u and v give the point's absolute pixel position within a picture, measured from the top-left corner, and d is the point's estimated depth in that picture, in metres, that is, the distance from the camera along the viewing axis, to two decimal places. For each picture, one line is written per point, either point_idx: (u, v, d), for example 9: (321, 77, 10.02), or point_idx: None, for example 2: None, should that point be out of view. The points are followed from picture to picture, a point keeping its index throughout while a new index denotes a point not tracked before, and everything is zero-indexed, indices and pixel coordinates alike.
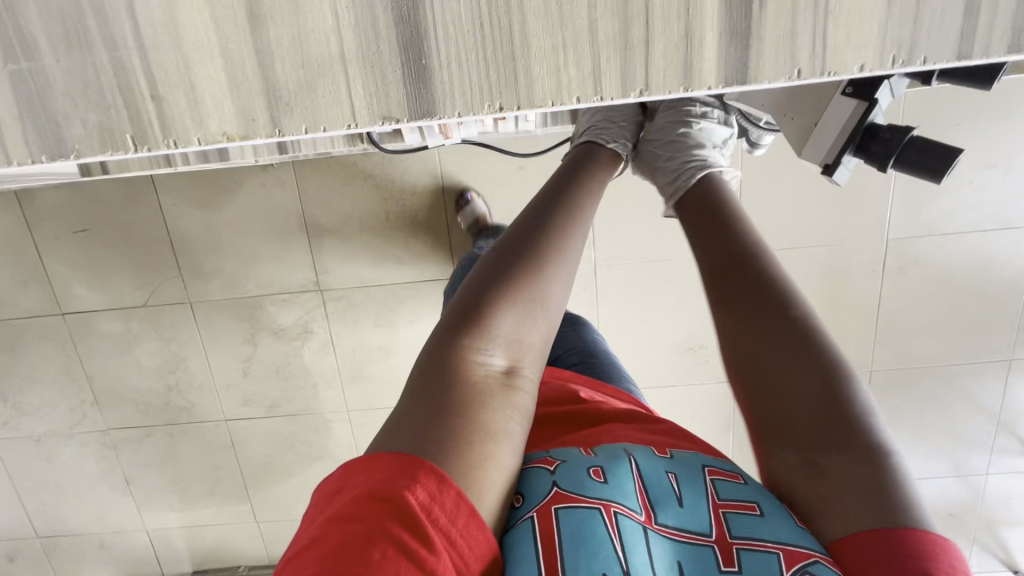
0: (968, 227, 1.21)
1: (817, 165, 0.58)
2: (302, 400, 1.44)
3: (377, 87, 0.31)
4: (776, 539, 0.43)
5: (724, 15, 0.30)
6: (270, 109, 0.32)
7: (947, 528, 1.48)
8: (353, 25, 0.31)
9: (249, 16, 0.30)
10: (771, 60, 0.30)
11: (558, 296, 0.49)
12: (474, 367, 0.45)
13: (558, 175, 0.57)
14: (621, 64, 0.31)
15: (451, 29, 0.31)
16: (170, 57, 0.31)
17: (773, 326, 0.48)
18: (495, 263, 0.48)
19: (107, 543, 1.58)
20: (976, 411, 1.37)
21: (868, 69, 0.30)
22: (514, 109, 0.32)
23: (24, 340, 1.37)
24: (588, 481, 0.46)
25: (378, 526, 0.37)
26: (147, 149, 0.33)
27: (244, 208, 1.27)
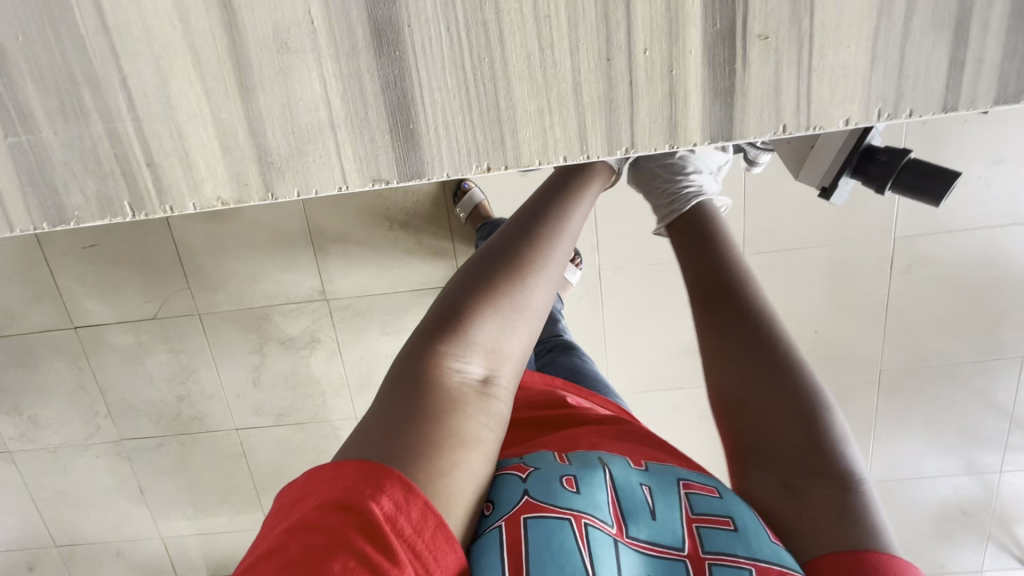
0: (979, 223, 1.19)
1: (815, 188, 0.60)
2: (311, 408, 1.45)
3: (366, 150, 0.37)
4: (749, 555, 0.44)
5: (707, 78, 0.35)
6: (261, 172, 0.38)
7: (959, 526, 1.47)
8: (341, 93, 0.36)
9: (240, 88, 0.36)
10: (756, 116, 0.35)
11: (540, 305, 0.48)
12: (448, 374, 0.44)
13: (547, 186, 0.57)
14: (605, 126, 0.36)
15: (438, 94, 0.36)
16: (163, 126, 0.36)
17: (758, 354, 0.52)
18: (475, 272, 0.48)
19: (124, 551, 1.61)
20: (989, 409, 1.35)
21: (854, 121, 0.35)
22: (502, 168, 0.38)
23: (38, 354, 1.40)
24: (560, 491, 0.46)
25: (340, 537, 0.37)
26: (143, 214, 0.38)
27: (249, 220, 1.28)
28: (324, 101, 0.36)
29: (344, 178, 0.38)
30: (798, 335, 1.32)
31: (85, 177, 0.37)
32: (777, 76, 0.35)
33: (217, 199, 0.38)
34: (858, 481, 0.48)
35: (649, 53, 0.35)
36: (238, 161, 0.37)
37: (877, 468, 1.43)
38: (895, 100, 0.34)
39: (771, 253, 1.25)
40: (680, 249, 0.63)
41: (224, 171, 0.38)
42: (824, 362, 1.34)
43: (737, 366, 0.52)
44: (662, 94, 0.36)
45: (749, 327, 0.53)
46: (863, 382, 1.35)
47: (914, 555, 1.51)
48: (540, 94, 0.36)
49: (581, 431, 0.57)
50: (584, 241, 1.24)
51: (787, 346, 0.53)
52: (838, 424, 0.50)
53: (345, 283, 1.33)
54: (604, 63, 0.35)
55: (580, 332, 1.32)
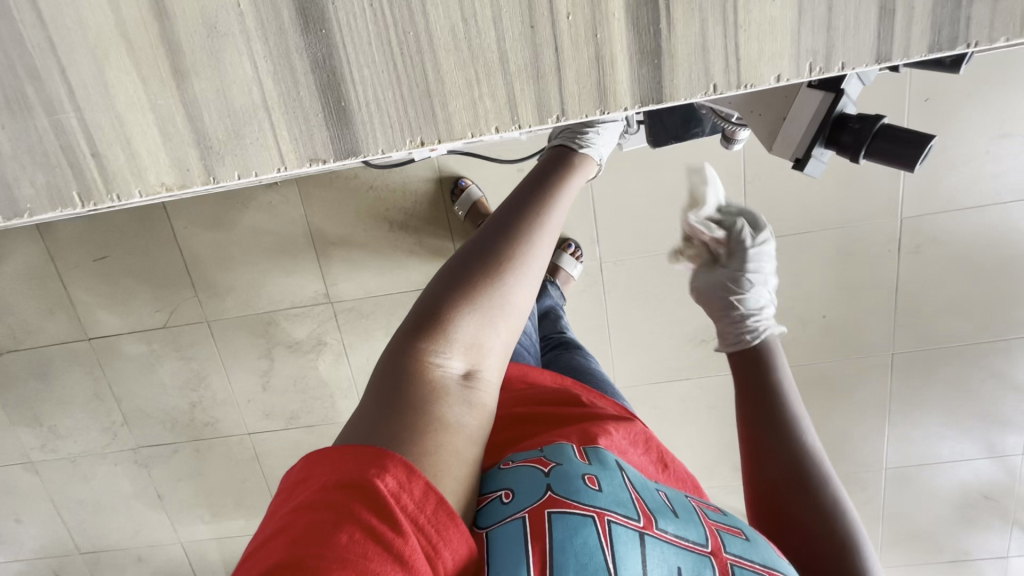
0: (988, 199, 1.16)
1: (788, 159, 0.59)
2: (321, 410, 1.47)
3: (302, 130, 0.38)
4: (763, 561, 0.46)
5: (633, 39, 0.35)
6: (202, 158, 0.38)
7: (980, 512, 1.44)
8: (272, 73, 0.36)
9: (174, 73, 0.36)
10: (685, 77, 0.36)
11: (522, 300, 0.49)
12: (431, 369, 0.44)
13: (525, 183, 0.57)
14: (535, 92, 0.37)
15: (367, 70, 0.37)
16: (104, 116, 0.37)
17: (792, 466, 0.54)
18: (456, 270, 0.48)
19: (145, 557, 1.64)
20: (1008, 390, 1.32)
21: (785, 78, 0.35)
22: (436, 142, 0.38)
23: (54, 366, 1.43)
24: (584, 488, 0.46)
25: (347, 512, 0.36)
26: (93, 203, 0.39)
27: (252, 226, 1.30)
28: (257, 83, 0.37)
29: (283, 160, 0.39)
30: (806, 321, 1.30)
31: (34, 169, 0.38)
32: (704, 33, 0.35)
33: (160, 186, 0.39)
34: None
35: (573, 16, 0.35)
36: (178, 148, 0.38)
37: (892, 454, 1.41)
38: (824, 54, 0.34)
39: (774, 238, 1.23)
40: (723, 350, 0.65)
41: (166, 158, 0.38)
42: (834, 346, 1.32)
43: (763, 457, 0.55)
44: (589, 58, 0.36)
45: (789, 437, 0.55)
46: (876, 366, 1.33)
47: (934, 542, 1.48)
48: (467, 66, 0.36)
49: (598, 422, 0.57)
50: (583, 233, 1.25)
51: (808, 442, 0.55)
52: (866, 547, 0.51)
53: (348, 285, 1.35)
54: (528, 31, 0.36)
55: (584, 325, 1.32)
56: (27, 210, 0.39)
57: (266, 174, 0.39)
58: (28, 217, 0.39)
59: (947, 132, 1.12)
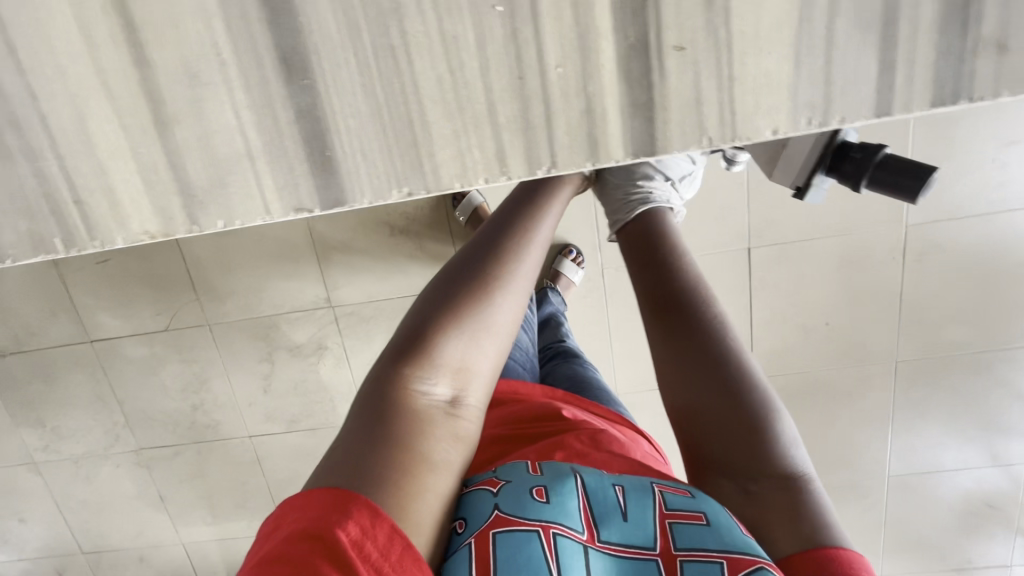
0: (995, 207, 1.15)
1: (788, 188, 0.57)
2: (321, 414, 1.47)
3: (287, 180, 0.37)
4: (720, 547, 0.43)
5: (624, 91, 0.34)
6: (185, 207, 0.37)
7: (984, 520, 1.42)
8: (255, 123, 0.36)
9: (155, 123, 0.35)
10: (677, 134, 0.35)
11: (507, 321, 0.48)
12: (414, 398, 0.44)
13: (510, 200, 0.56)
14: (524, 145, 0.36)
15: (353, 120, 0.36)
16: (86, 163, 0.37)
17: (717, 366, 0.51)
18: (438, 293, 0.48)
19: (147, 557, 1.65)
20: (1012, 398, 1.31)
21: (781, 132, 0.34)
22: (423, 192, 0.37)
23: (56, 368, 1.44)
24: (530, 503, 0.45)
25: (309, 565, 0.36)
26: (76, 249, 0.39)
27: (253, 230, 1.30)
28: (240, 132, 0.36)
29: (269, 209, 0.38)
30: (809, 328, 1.29)
31: (17, 217, 0.38)
32: (696, 82, 0.34)
33: (145, 233, 0.38)
34: (805, 479, 0.48)
35: (563, 69, 0.34)
36: (161, 196, 0.37)
37: (896, 461, 1.39)
38: (822, 109, 0.33)
39: (778, 245, 1.22)
40: (631, 261, 0.62)
41: (149, 206, 0.38)
42: (838, 353, 1.31)
43: (685, 369, 0.52)
44: (579, 110, 0.35)
45: (703, 345, 0.52)
46: (880, 374, 1.32)
47: (938, 550, 1.47)
48: (454, 117, 0.35)
49: (565, 437, 0.55)
50: (584, 239, 1.24)
51: (729, 341, 0.53)
52: (786, 425, 0.50)
53: (349, 290, 1.34)
54: (516, 82, 0.35)
55: (585, 331, 1.31)
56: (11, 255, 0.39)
57: (250, 222, 0.38)
58: (13, 262, 0.39)
59: (955, 140, 1.10)
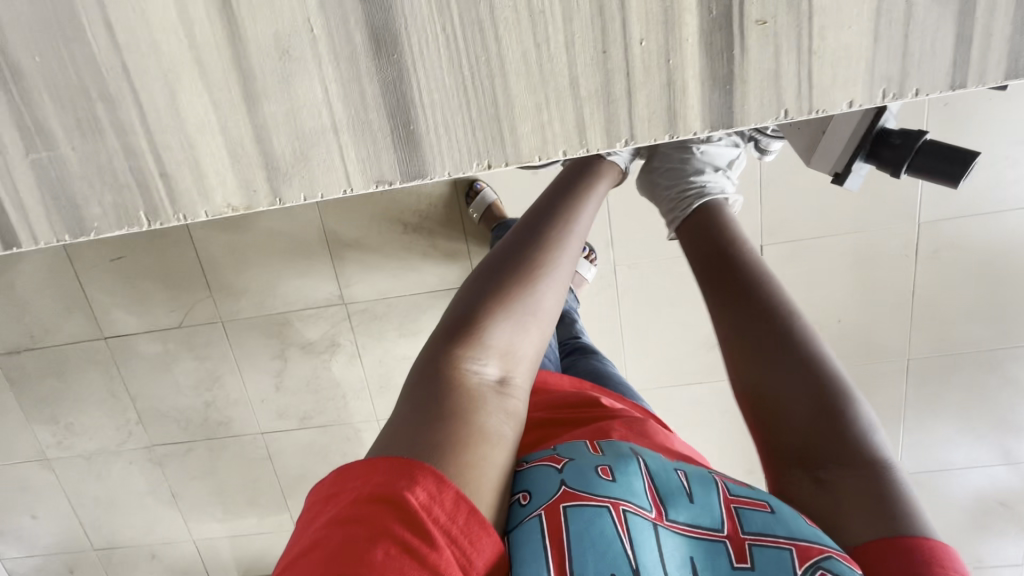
0: (1009, 204, 1.15)
1: (827, 174, 0.58)
2: (333, 411, 1.48)
3: (369, 151, 0.38)
4: (788, 534, 0.43)
5: (705, 63, 0.35)
6: (269, 179, 0.38)
7: (993, 519, 1.43)
8: (342, 97, 0.37)
9: (244, 98, 0.37)
10: (756, 103, 0.35)
11: (551, 306, 0.48)
12: (466, 376, 0.44)
13: (552, 189, 0.57)
14: (604, 119, 0.36)
15: (437, 94, 0.36)
16: (174, 138, 0.37)
17: (788, 353, 0.51)
18: (487, 276, 0.48)
19: (159, 554, 1.65)
20: (1022, 396, 1.31)
21: (858, 103, 0.35)
22: (503, 164, 0.38)
23: (70, 364, 1.44)
24: (597, 480, 0.46)
25: (380, 528, 0.36)
26: (160, 223, 0.39)
27: (267, 228, 1.31)
28: (326, 107, 0.37)
29: (349, 181, 0.38)
30: (820, 325, 1.29)
31: (104, 190, 0.38)
32: (776, 59, 0.35)
33: (228, 206, 0.39)
34: (887, 465, 0.48)
35: (645, 43, 0.35)
36: (246, 169, 0.38)
37: (905, 460, 1.39)
38: (898, 81, 0.34)
39: (791, 242, 1.22)
40: (689, 250, 0.63)
41: (234, 180, 0.38)
42: (849, 351, 1.31)
43: (756, 356, 0.52)
44: (659, 85, 0.36)
45: (774, 331, 0.53)
46: (891, 372, 1.32)
47: None
48: (537, 90, 0.36)
49: (610, 423, 0.56)
50: (598, 237, 1.24)
51: (801, 329, 0.53)
52: (864, 410, 0.50)
53: (362, 287, 1.35)
54: (601, 56, 0.35)
55: (598, 328, 1.31)
56: (94, 227, 0.39)
57: (333, 194, 0.38)
58: (94, 234, 0.39)
59: (968, 138, 1.10)
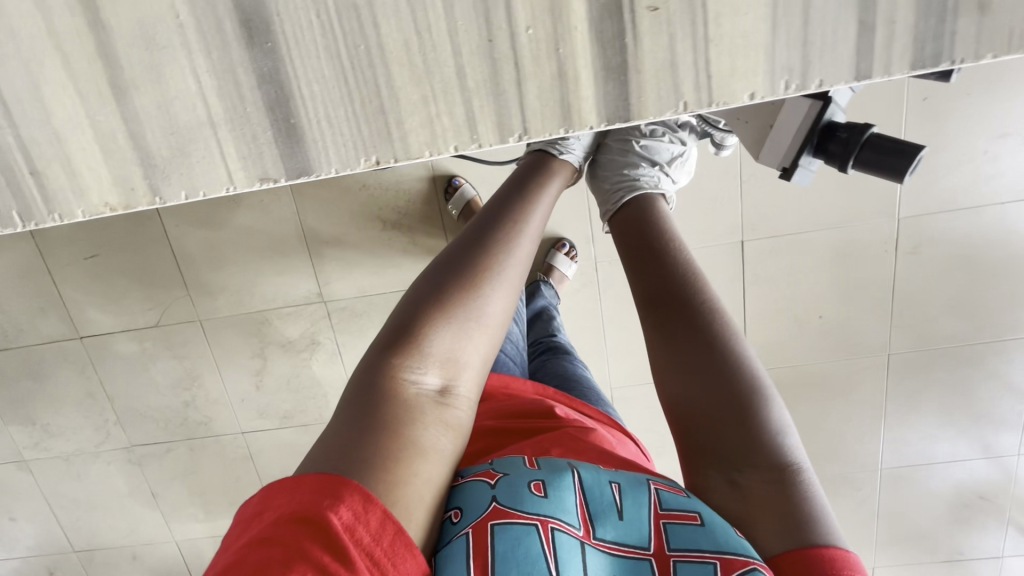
0: (987, 199, 1.15)
1: (775, 168, 0.57)
2: (314, 410, 1.46)
3: (251, 149, 0.38)
4: (714, 548, 0.42)
5: (597, 53, 0.35)
6: (146, 176, 0.39)
7: (977, 512, 1.43)
8: (217, 88, 0.37)
9: (114, 90, 0.36)
10: (653, 95, 0.36)
11: (498, 312, 0.47)
12: (405, 387, 0.43)
13: (506, 189, 0.56)
14: (494, 110, 0.37)
15: (317, 86, 0.36)
16: (42, 134, 0.37)
17: (712, 357, 0.50)
18: (431, 282, 0.47)
19: (141, 555, 1.64)
20: (1005, 391, 1.31)
21: (760, 96, 0.35)
22: (392, 160, 0.38)
23: (46, 365, 1.42)
24: (528, 496, 0.45)
25: (297, 549, 0.35)
26: (34, 223, 0.40)
27: (245, 226, 1.29)
28: (201, 100, 0.37)
29: (231, 177, 0.39)
30: (803, 321, 1.29)
31: None
32: (671, 47, 0.35)
33: (104, 205, 0.40)
34: (796, 469, 0.48)
35: (533, 31, 0.35)
36: (121, 166, 0.38)
37: (889, 454, 1.40)
38: (799, 71, 0.34)
39: (772, 238, 1.22)
40: (623, 247, 0.61)
41: (108, 176, 0.39)
42: (831, 347, 1.31)
43: (678, 358, 0.51)
44: (550, 75, 0.36)
45: (698, 334, 0.52)
46: (873, 367, 1.32)
47: (932, 543, 1.48)
48: (422, 82, 0.36)
49: (555, 435, 0.55)
50: (577, 232, 1.24)
51: (725, 332, 0.52)
52: (779, 413, 0.50)
53: (341, 284, 1.33)
54: (486, 45, 0.35)
55: (580, 325, 1.31)
56: None
57: (214, 193, 0.39)
58: None
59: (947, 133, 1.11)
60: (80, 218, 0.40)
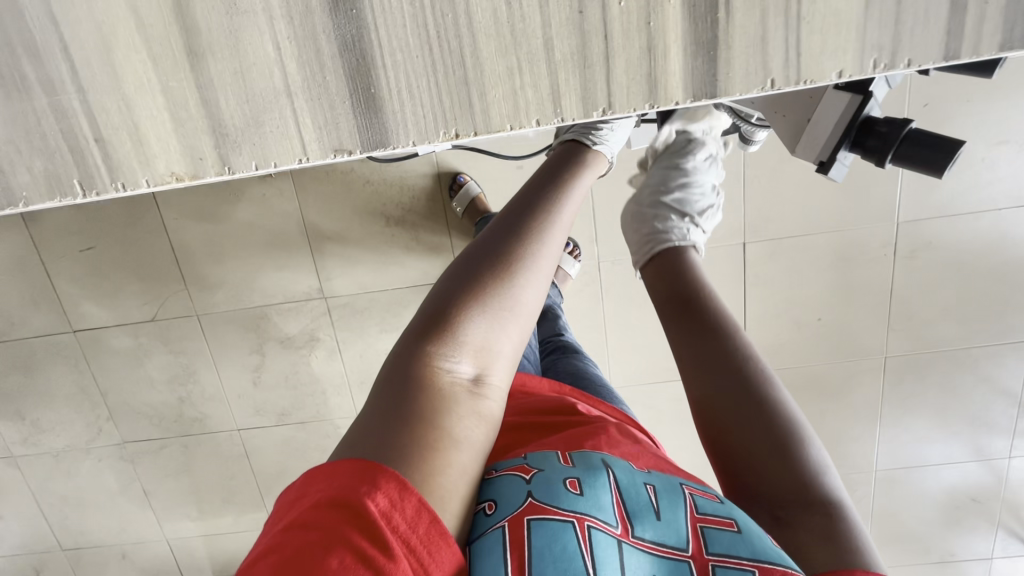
0: (983, 206, 1.17)
1: (812, 163, 0.58)
2: (312, 408, 1.45)
3: (327, 119, 0.37)
4: (752, 555, 0.42)
5: (689, 27, 0.35)
6: (217, 146, 0.37)
7: (968, 514, 1.45)
8: (296, 56, 0.36)
9: (188, 54, 0.35)
10: (742, 70, 0.35)
11: (530, 301, 0.47)
12: (438, 374, 0.43)
13: (536, 179, 0.56)
14: (580, 84, 0.36)
15: (400, 55, 0.36)
16: (110, 99, 0.36)
17: (745, 389, 0.52)
18: (462, 272, 0.47)
19: (130, 554, 1.61)
20: (997, 395, 1.33)
21: (848, 73, 0.35)
22: (471, 133, 0.37)
23: (37, 359, 1.39)
24: (564, 493, 0.45)
25: (336, 534, 0.36)
26: (96, 193, 0.38)
27: (245, 220, 1.27)
28: (279, 67, 0.36)
29: (305, 150, 0.38)
30: (801, 324, 1.30)
31: (32, 156, 0.37)
32: (764, 23, 0.34)
33: (171, 175, 0.38)
34: (837, 505, 0.48)
35: (625, 3, 0.35)
36: (191, 134, 0.37)
37: (882, 454, 1.41)
38: (891, 50, 0.34)
39: (774, 240, 1.23)
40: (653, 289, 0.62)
41: (178, 145, 0.37)
42: (829, 349, 1.32)
43: (712, 390, 0.53)
44: (639, 49, 0.35)
45: (730, 367, 0.53)
46: (870, 369, 1.34)
47: (921, 544, 1.50)
48: (509, 53, 0.36)
49: (586, 430, 0.55)
50: (582, 232, 1.23)
51: (757, 366, 0.54)
52: (815, 449, 0.51)
53: (343, 280, 1.32)
54: (577, 17, 0.35)
55: (582, 324, 1.31)
56: (24, 198, 0.38)
57: (286, 164, 0.38)
58: (24, 205, 0.38)
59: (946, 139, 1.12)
60: (143, 188, 0.39)
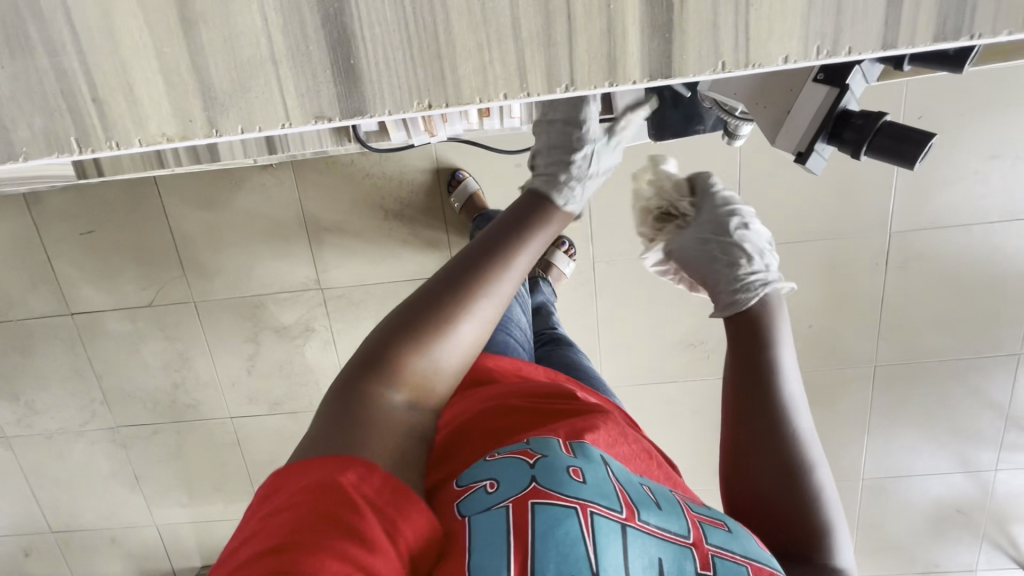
0: (974, 218, 1.18)
1: (790, 153, 0.59)
2: (305, 398, 1.46)
3: (309, 87, 0.38)
4: (744, 553, 0.47)
5: (646, 10, 0.36)
6: (206, 109, 0.39)
7: (953, 525, 1.46)
8: (281, 25, 0.37)
9: (181, 20, 0.37)
10: (694, 54, 0.37)
11: (472, 337, 0.51)
12: (381, 403, 0.46)
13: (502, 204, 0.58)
14: (545, 62, 0.38)
15: (378, 28, 0.37)
16: (107, 60, 0.37)
17: (780, 457, 0.54)
18: (411, 310, 0.49)
19: (119, 538, 1.61)
20: (985, 407, 1.34)
21: (793, 59, 0.36)
22: (444, 105, 0.39)
23: (34, 341, 1.40)
24: (567, 480, 0.46)
25: (308, 506, 0.38)
26: (91, 149, 0.39)
27: (245, 209, 1.29)
28: (265, 35, 0.37)
29: (288, 116, 0.39)
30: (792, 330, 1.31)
31: (33, 114, 0.38)
32: (716, 10, 0.36)
33: (163, 136, 0.39)
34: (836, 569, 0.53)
35: None
36: (182, 97, 0.38)
37: (869, 463, 1.42)
38: (832, 38, 0.35)
39: None
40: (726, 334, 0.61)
41: (168, 107, 0.38)
42: (819, 356, 1.33)
43: (747, 449, 0.56)
44: (601, 29, 0.37)
45: (774, 434, 0.55)
46: (859, 378, 1.35)
47: (907, 554, 1.51)
48: (479, 29, 0.37)
49: (587, 418, 0.56)
50: (577, 231, 1.25)
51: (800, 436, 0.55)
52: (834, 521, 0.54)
53: (340, 272, 1.34)
54: None
55: (575, 323, 1.32)
56: (24, 153, 0.39)
57: (270, 128, 0.39)
58: (24, 159, 0.40)
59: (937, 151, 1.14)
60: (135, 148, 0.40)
